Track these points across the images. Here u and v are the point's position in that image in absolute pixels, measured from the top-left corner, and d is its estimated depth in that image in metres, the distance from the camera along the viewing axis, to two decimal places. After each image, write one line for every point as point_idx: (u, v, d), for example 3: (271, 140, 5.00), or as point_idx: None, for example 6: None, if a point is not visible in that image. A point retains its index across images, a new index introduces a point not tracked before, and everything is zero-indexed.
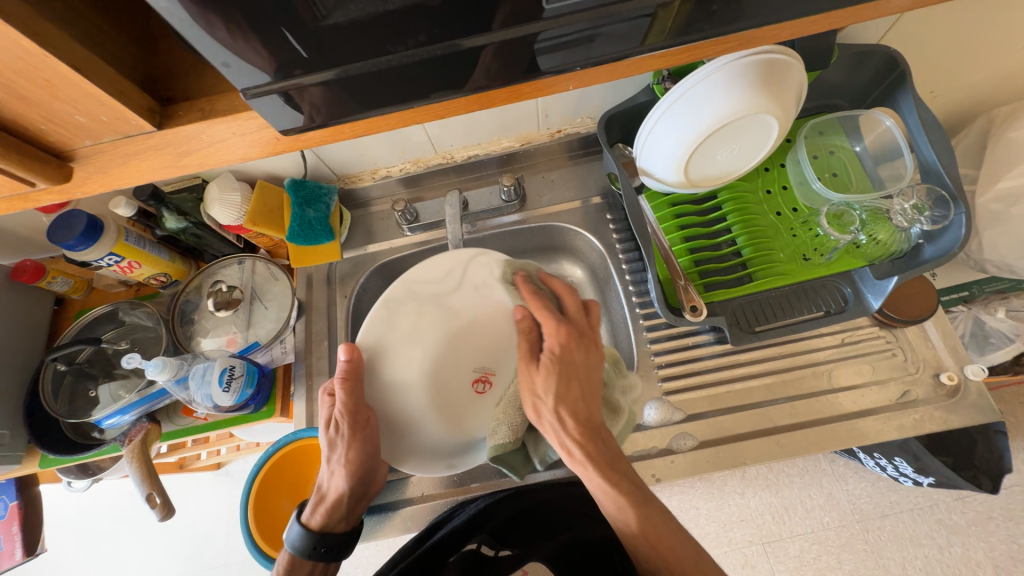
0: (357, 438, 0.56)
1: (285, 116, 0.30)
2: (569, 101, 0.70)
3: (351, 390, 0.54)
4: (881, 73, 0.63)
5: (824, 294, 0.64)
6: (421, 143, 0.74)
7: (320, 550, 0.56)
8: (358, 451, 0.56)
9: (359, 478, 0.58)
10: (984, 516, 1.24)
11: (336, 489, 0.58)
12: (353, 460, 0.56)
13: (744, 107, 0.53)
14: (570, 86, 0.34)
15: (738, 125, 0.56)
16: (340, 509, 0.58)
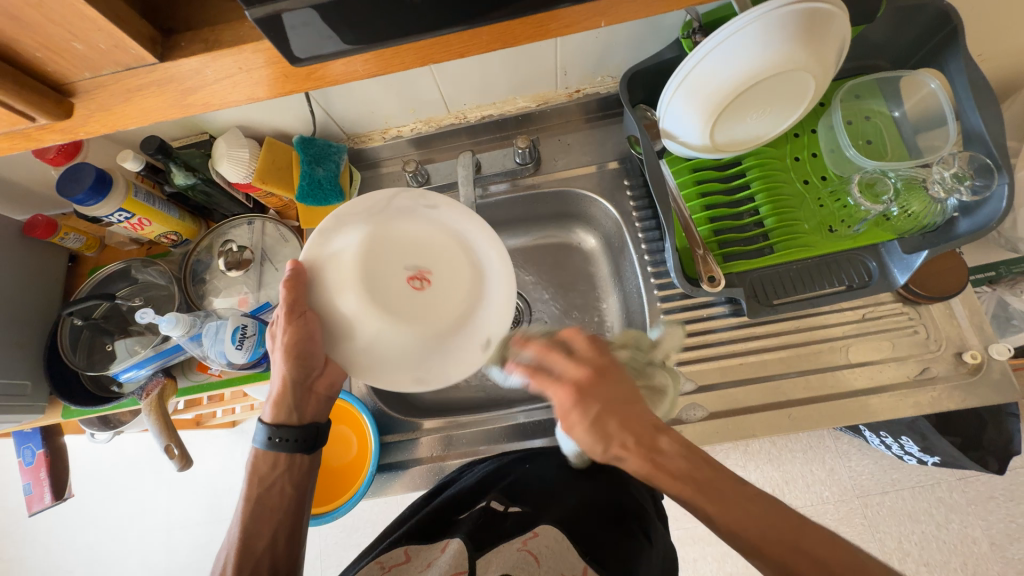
0: (295, 331, 0.51)
1: (288, 48, 0.28)
2: (589, 57, 0.66)
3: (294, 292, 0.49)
4: (930, 29, 0.59)
5: (847, 268, 0.62)
6: (433, 101, 0.71)
7: (278, 441, 0.53)
8: (297, 343, 0.51)
9: (305, 365, 0.54)
10: (985, 496, 1.25)
11: (279, 379, 0.54)
12: (292, 349, 0.52)
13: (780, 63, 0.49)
14: (600, 22, 0.32)
15: (772, 82, 0.52)
16: (292, 405, 0.55)
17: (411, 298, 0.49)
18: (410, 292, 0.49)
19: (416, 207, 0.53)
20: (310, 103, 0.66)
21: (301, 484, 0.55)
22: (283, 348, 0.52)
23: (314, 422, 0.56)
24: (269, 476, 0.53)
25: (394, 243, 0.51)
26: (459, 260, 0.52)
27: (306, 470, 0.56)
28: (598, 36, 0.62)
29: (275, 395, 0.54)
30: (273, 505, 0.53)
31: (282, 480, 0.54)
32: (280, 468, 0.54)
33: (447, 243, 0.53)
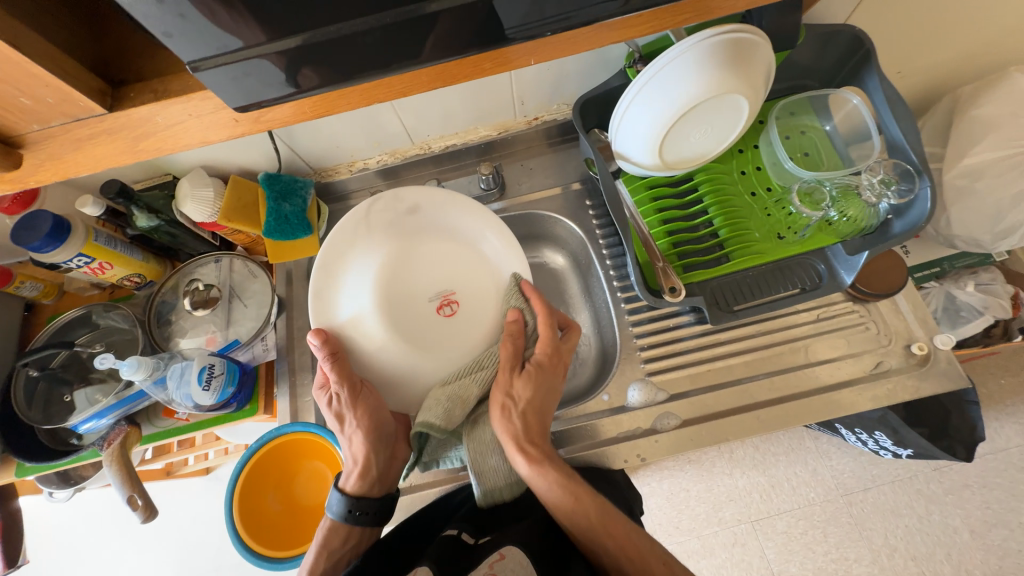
0: (364, 401, 0.58)
1: (238, 92, 0.30)
2: (543, 88, 0.70)
3: (338, 363, 0.56)
4: (847, 53, 0.65)
5: (799, 272, 0.66)
6: (397, 134, 0.74)
7: (356, 514, 0.56)
8: (368, 412, 0.58)
9: (379, 437, 0.59)
10: (961, 484, 1.29)
11: (359, 455, 0.57)
12: (366, 417, 0.58)
13: (714, 87, 0.54)
14: (532, 60, 0.34)
15: (709, 105, 0.56)
16: (367, 478, 0.58)
17: (433, 321, 0.63)
18: (432, 320, 0.63)
19: (401, 215, 0.64)
20: (274, 140, 0.67)
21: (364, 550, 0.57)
22: (359, 422, 0.58)
23: (389, 488, 0.60)
24: (338, 553, 0.55)
25: (407, 289, 0.64)
26: (466, 269, 0.65)
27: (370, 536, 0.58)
28: (548, 69, 0.66)
29: (353, 469, 0.58)
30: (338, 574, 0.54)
31: (350, 555, 0.56)
32: (350, 535, 0.57)
33: (450, 260, 0.65)
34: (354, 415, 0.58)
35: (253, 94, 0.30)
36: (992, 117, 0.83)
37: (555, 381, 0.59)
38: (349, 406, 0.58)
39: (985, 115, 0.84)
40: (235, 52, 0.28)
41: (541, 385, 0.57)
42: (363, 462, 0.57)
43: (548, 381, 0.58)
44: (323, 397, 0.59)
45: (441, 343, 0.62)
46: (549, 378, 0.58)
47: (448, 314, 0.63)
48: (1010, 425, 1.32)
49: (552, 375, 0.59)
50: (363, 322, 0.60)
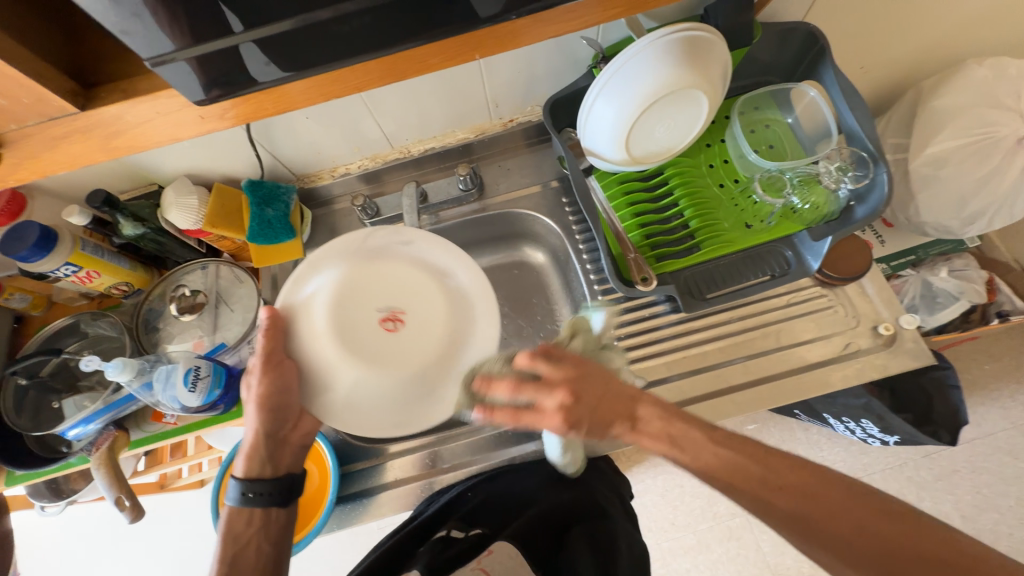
0: (269, 381, 0.55)
1: (196, 87, 0.33)
2: (515, 90, 0.73)
3: (271, 337, 0.54)
4: (804, 48, 0.68)
5: (769, 259, 0.69)
6: (376, 139, 0.76)
7: (253, 496, 0.57)
8: (268, 391, 0.55)
9: (278, 417, 0.58)
10: (950, 470, 1.30)
11: (253, 433, 0.57)
12: (263, 401, 0.56)
13: (674, 82, 0.56)
14: (474, 55, 0.38)
15: (671, 100, 0.59)
16: (262, 457, 0.58)
17: (382, 338, 0.54)
18: (380, 337, 0.55)
19: (392, 243, 0.59)
20: (257, 149, 0.69)
21: (279, 527, 0.59)
22: (258, 399, 0.56)
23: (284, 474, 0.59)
24: (246, 533, 0.56)
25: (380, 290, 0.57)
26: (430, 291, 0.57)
27: (274, 517, 0.59)
28: (519, 72, 0.69)
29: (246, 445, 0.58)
30: (253, 544, 0.56)
31: (259, 534, 0.57)
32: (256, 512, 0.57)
33: (419, 280, 0.58)
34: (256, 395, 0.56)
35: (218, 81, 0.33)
36: (950, 107, 0.87)
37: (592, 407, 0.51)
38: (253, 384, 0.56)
39: (944, 104, 0.87)
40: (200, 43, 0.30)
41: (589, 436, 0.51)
42: (256, 439, 0.57)
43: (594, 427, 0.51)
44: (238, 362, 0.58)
45: (387, 363, 0.53)
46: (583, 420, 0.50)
47: (396, 334, 0.55)
48: (996, 409, 1.34)
49: (589, 408, 0.51)
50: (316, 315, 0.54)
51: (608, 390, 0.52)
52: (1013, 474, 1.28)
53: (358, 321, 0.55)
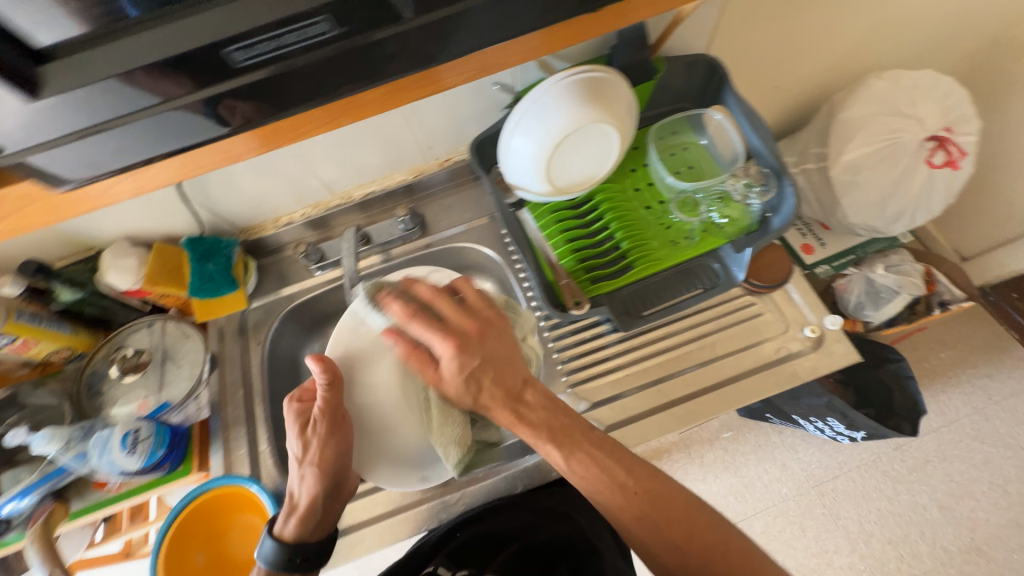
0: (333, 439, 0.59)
1: (80, 165, 0.42)
2: (445, 133, 0.76)
3: (334, 393, 0.60)
4: (707, 76, 0.73)
5: (700, 274, 0.72)
6: (316, 187, 0.78)
7: (296, 560, 0.57)
8: (331, 449, 0.59)
9: (333, 482, 0.59)
10: (922, 461, 1.32)
11: (307, 495, 0.58)
12: (326, 461, 0.58)
13: (579, 119, 0.60)
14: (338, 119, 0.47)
15: (581, 135, 0.63)
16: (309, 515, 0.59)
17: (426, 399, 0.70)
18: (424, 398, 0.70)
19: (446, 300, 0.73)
20: (193, 207, 0.71)
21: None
22: (318, 463, 0.58)
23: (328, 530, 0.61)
24: None
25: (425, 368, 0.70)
26: None
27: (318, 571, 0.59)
28: (445, 116, 0.72)
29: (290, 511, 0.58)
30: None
31: None
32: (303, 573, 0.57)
33: None
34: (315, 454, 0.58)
35: (141, 148, 0.42)
36: (857, 118, 0.94)
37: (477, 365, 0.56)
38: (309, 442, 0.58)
39: (852, 116, 0.95)
40: (125, 115, 0.39)
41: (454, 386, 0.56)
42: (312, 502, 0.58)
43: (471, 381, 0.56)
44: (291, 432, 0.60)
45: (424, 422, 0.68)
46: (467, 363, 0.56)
47: None
48: (958, 396, 1.37)
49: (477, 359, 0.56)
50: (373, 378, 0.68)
51: (506, 356, 0.58)
52: (982, 459, 1.30)
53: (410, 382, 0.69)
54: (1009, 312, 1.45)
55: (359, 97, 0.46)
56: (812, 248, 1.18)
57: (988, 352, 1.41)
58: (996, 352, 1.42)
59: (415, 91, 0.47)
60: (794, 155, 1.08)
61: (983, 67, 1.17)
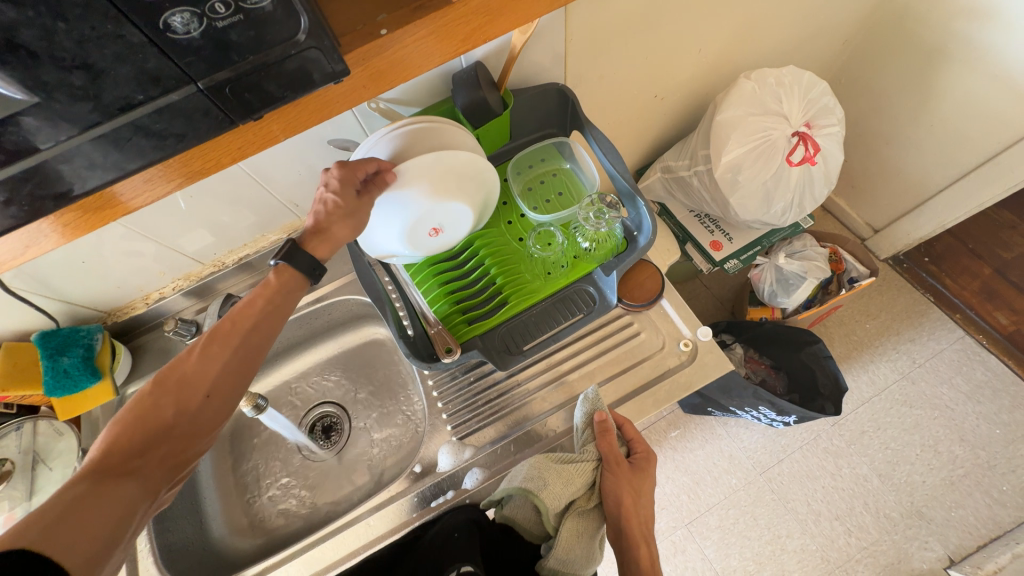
0: (232, 354, 0.51)
1: None
2: (307, 189, 0.74)
3: (256, 300, 0.53)
4: (561, 105, 0.74)
5: (575, 300, 0.72)
6: (179, 260, 0.75)
7: (172, 392, 0.49)
8: (219, 358, 0.51)
9: (216, 376, 0.50)
10: (859, 432, 1.35)
11: (191, 368, 0.50)
12: (321, 221, 0.54)
13: (431, 177, 0.58)
14: (153, 190, 0.39)
15: (446, 185, 0.60)
16: (143, 429, 0.47)
17: (423, 237, 0.67)
18: (420, 235, 0.66)
19: (469, 166, 0.61)
20: (38, 300, 0.67)
21: (123, 517, 0.43)
22: (209, 352, 0.50)
23: (160, 469, 0.47)
24: (85, 495, 0.42)
25: (432, 209, 0.62)
26: (462, 215, 0.66)
27: (131, 508, 0.44)
28: (297, 177, 0.70)
29: (127, 409, 0.48)
30: (72, 522, 0.40)
31: (99, 501, 0.42)
32: (106, 492, 0.43)
33: (460, 212, 0.65)
34: (194, 356, 0.50)
35: None
36: (733, 118, 0.95)
37: (629, 490, 0.62)
38: (206, 341, 0.51)
39: (727, 117, 0.96)
40: None
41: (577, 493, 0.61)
42: (304, 232, 0.54)
43: (621, 503, 0.61)
44: (327, 177, 0.54)
45: (420, 247, 0.68)
46: (622, 492, 0.61)
47: (431, 236, 0.67)
48: (885, 365, 1.41)
49: (628, 482, 0.63)
50: (419, 167, 0.56)
51: (642, 488, 0.64)
52: (913, 423, 1.35)
53: (416, 225, 0.64)
54: (923, 275, 1.49)
55: (148, 174, 0.37)
56: (720, 243, 1.19)
57: (909, 318, 1.46)
58: (916, 316, 1.46)
59: (252, 144, 0.39)
60: (687, 159, 1.08)
61: (862, 49, 1.19)
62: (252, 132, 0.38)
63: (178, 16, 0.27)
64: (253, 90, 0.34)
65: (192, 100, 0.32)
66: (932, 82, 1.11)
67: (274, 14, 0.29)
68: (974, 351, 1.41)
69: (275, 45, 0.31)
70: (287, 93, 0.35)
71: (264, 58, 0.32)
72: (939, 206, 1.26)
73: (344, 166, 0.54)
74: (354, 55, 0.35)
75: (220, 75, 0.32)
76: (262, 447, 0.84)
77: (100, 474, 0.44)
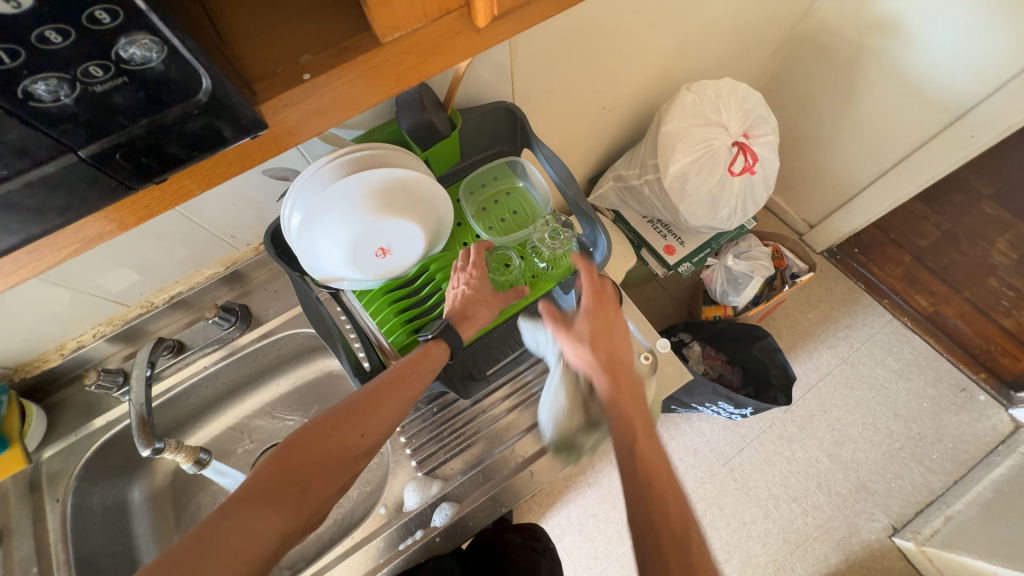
0: (393, 405, 0.58)
1: None
2: (245, 220, 0.69)
3: (414, 366, 0.60)
4: (511, 123, 0.73)
5: (536, 321, 0.71)
6: (99, 305, 0.68)
7: (335, 431, 0.55)
8: (379, 413, 0.57)
9: (371, 426, 0.56)
10: (809, 416, 1.44)
11: (354, 412, 0.56)
12: (466, 307, 0.66)
13: (377, 188, 0.56)
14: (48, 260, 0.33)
15: (397, 200, 0.58)
16: (307, 464, 0.52)
17: (372, 259, 0.62)
18: (368, 257, 0.62)
19: (418, 183, 0.59)
20: None
21: (265, 548, 0.47)
22: (370, 404, 0.57)
23: (310, 504, 0.51)
24: (252, 519, 0.47)
25: (383, 227, 0.59)
26: (415, 236, 0.62)
27: (275, 539, 0.48)
28: (231, 209, 0.65)
29: (298, 437, 0.54)
30: (221, 549, 0.45)
31: (259, 526, 0.47)
32: (261, 520, 0.48)
33: (412, 232, 0.61)
34: (362, 403, 0.57)
35: None
36: (677, 129, 0.99)
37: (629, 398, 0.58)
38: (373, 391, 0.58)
39: (671, 128, 0.99)
40: None
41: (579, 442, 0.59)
42: (454, 316, 0.65)
43: (624, 408, 0.55)
44: (460, 275, 0.67)
45: (368, 270, 0.64)
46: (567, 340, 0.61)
47: (381, 259, 0.63)
48: (828, 351, 1.51)
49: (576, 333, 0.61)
50: (365, 182, 0.55)
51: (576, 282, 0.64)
52: (854, 403, 1.45)
53: (364, 245, 0.60)
54: (855, 265, 1.62)
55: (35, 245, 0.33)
56: (673, 248, 1.23)
57: (845, 305, 1.57)
58: (852, 303, 1.57)
59: (162, 203, 0.34)
60: (637, 168, 1.11)
61: (790, 59, 1.27)
62: (161, 191, 0.34)
63: (41, 82, 0.24)
64: (150, 153, 0.31)
65: (75, 170, 0.29)
66: (849, 91, 1.20)
67: (167, 73, 0.27)
68: (902, 332, 1.53)
69: (171, 104, 0.29)
70: (193, 153, 0.32)
71: (157, 119, 0.29)
72: (865, 202, 1.37)
73: (473, 265, 0.67)
74: (272, 104, 0.32)
75: (106, 141, 0.29)
76: (211, 497, 0.79)
77: (265, 497, 0.49)
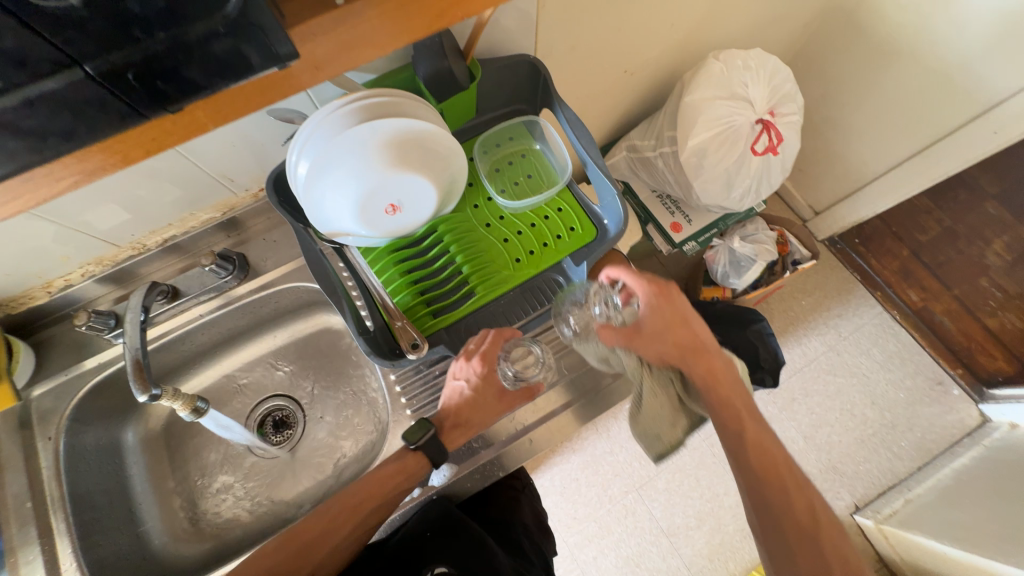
0: (372, 511, 0.62)
1: None
2: (245, 164, 0.65)
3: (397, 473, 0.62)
4: (532, 80, 0.68)
5: (543, 291, 0.70)
6: (88, 244, 0.65)
7: (317, 532, 0.60)
8: (359, 519, 0.61)
9: (349, 528, 0.61)
10: (790, 399, 1.49)
11: (334, 516, 0.61)
12: (461, 412, 0.65)
13: (389, 141, 0.52)
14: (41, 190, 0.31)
15: (409, 156, 0.55)
16: (286, 562, 0.59)
17: (380, 216, 0.60)
18: (376, 213, 0.59)
19: (433, 139, 0.56)
20: None
21: None
22: (350, 507, 0.61)
23: None
24: None
25: (395, 183, 0.56)
26: (426, 194, 0.60)
27: None
28: (230, 150, 0.61)
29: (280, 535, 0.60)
30: None
31: None
32: None
33: (423, 190, 0.58)
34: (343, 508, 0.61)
35: None
36: (700, 100, 0.95)
37: (707, 338, 0.66)
38: (355, 496, 0.61)
39: (695, 99, 0.95)
40: None
41: (665, 407, 0.62)
42: (443, 414, 0.65)
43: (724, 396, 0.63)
44: (465, 366, 0.64)
45: (376, 227, 0.61)
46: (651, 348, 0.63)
47: (389, 216, 0.60)
48: (816, 338, 1.55)
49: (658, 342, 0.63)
50: (377, 131, 0.51)
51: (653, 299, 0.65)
52: (834, 389, 1.50)
53: (373, 201, 0.57)
54: (852, 255, 1.63)
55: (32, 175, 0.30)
56: (680, 226, 1.22)
57: (839, 295, 1.59)
58: (845, 293, 1.59)
59: (172, 136, 0.32)
60: (653, 139, 1.07)
61: (821, 35, 1.21)
62: (170, 123, 0.31)
63: None
64: (167, 77, 0.28)
65: (80, 90, 0.26)
66: (878, 74, 1.16)
67: None
68: (890, 325, 1.57)
69: (196, 19, 0.26)
70: (215, 81, 0.29)
71: (178, 35, 0.26)
72: (872, 194, 1.35)
73: (482, 358, 0.63)
74: (305, 28, 0.29)
75: (117, 58, 0.25)
76: (206, 445, 0.79)
77: None
